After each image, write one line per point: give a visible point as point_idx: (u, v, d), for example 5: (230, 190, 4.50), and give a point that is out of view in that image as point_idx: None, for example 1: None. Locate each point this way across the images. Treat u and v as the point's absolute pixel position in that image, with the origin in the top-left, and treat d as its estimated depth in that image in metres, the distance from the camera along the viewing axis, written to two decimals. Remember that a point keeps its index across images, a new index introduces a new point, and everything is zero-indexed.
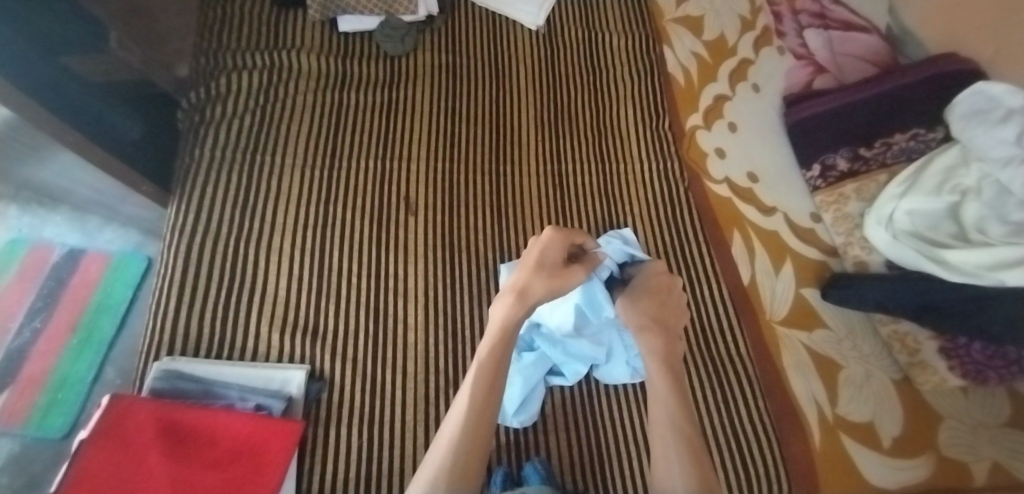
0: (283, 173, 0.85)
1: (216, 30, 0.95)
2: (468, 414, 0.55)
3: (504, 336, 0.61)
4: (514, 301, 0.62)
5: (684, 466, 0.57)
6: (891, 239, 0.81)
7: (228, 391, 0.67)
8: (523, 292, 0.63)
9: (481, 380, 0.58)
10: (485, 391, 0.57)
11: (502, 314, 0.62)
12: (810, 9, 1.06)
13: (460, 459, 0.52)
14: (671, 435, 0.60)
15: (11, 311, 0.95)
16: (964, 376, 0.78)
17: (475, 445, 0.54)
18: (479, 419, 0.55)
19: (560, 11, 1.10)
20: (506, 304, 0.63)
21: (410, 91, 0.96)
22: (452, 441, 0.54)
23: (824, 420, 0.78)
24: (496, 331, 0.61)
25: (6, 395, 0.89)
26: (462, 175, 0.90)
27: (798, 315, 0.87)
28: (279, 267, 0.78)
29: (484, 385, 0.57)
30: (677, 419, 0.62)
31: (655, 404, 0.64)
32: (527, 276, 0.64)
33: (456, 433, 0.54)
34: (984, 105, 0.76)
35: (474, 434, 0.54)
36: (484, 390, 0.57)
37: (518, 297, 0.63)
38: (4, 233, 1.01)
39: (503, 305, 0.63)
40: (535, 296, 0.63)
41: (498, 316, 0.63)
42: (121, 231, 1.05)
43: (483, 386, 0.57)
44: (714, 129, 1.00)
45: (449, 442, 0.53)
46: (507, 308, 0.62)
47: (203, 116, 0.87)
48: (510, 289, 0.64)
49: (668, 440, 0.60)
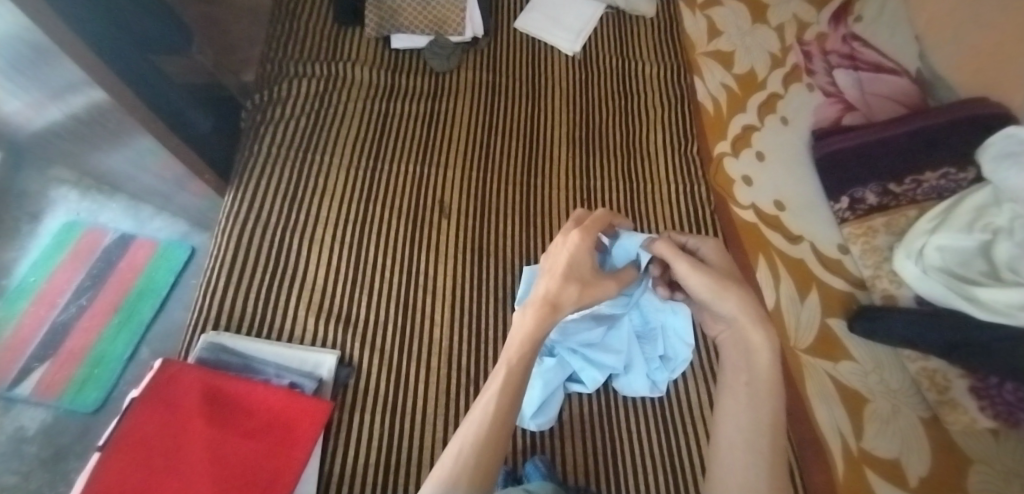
0: (329, 171, 0.91)
1: (282, 42, 1.04)
2: (493, 410, 0.51)
3: (529, 343, 0.56)
4: (550, 314, 0.58)
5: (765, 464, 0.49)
6: (922, 274, 0.81)
7: (266, 367, 0.72)
8: (556, 303, 0.58)
9: (509, 381, 0.53)
10: (512, 391, 0.53)
11: (530, 324, 0.57)
12: (840, 51, 1.10)
13: (482, 458, 0.48)
14: (751, 435, 0.51)
15: (61, 288, 1.02)
16: (995, 417, 0.75)
17: (496, 449, 0.49)
18: (503, 415, 0.51)
19: (597, 39, 1.16)
20: (537, 314, 0.58)
21: (452, 104, 1.02)
22: (480, 432, 0.50)
23: (848, 453, 0.77)
24: (528, 339, 0.56)
25: (47, 366, 0.95)
26: (495, 184, 0.94)
27: (824, 344, 0.87)
28: (317, 258, 0.82)
29: (513, 384, 0.53)
30: (757, 419, 0.52)
31: (735, 398, 0.55)
32: (559, 288, 0.59)
33: (481, 429, 0.50)
34: (1016, 148, 0.77)
35: (497, 432, 0.50)
36: (514, 386, 0.53)
37: (551, 307, 0.58)
38: (63, 216, 1.10)
39: (532, 314, 0.58)
40: (566, 308, 0.59)
41: (526, 325, 0.57)
42: (170, 221, 1.12)
43: (510, 384, 0.53)
44: (742, 156, 1.03)
45: (475, 437, 0.49)
46: (539, 318, 0.57)
47: (264, 116, 0.94)
48: (540, 299, 0.59)
49: (750, 439, 0.51)
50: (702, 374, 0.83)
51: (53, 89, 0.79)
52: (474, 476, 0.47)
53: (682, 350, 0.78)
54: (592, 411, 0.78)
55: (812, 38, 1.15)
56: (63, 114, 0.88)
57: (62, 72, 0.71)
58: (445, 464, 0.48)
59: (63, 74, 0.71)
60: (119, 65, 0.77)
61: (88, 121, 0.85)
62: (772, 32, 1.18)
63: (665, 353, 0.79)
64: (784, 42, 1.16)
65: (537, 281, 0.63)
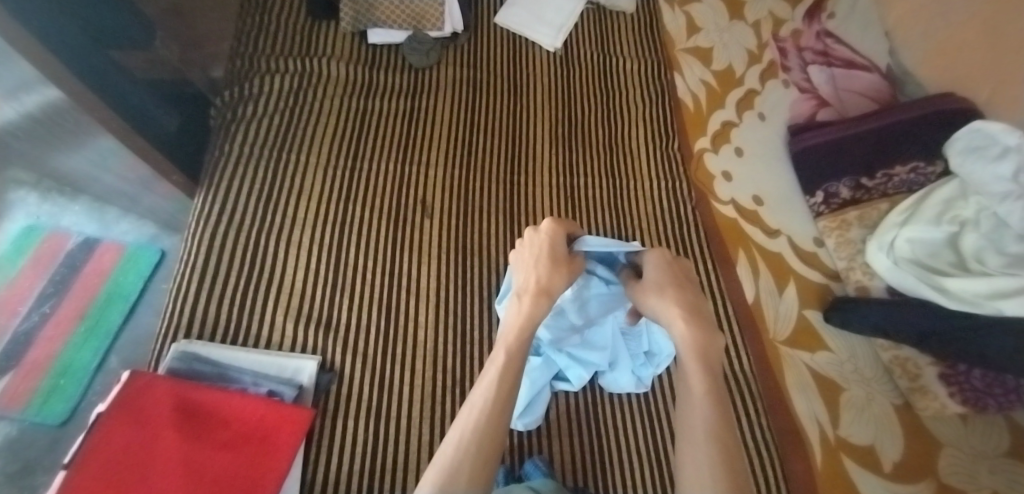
0: (306, 170, 0.88)
1: (253, 35, 1.01)
2: (488, 408, 0.53)
3: (527, 327, 0.60)
4: (545, 300, 0.62)
5: (712, 457, 0.51)
6: (892, 266, 0.84)
7: (243, 376, 0.69)
8: (545, 288, 0.63)
9: (504, 376, 0.55)
10: (507, 386, 0.55)
11: (528, 310, 0.61)
12: (813, 48, 1.12)
13: (483, 446, 0.50)
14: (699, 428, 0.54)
15: (22, 295, 0.97)
16: (964, 403, 0.77)
17: (495, 441, 0.51)
18: (498, 413, 0.53)
19: (577, 35, 1.15)
20: (532, 301, 0.61)
21: (432, 101, 1.01)
22: (476, 428, 0.51)
23: (825, 441, 0.79)
24: (525, 324, 0.60)
25: (9, 378, 0.90)
26: (478, 182, 0.93)
27: (801, 336, 0.88)
28: (297, 259, 0.80)
29: (510, 376, 0.55)
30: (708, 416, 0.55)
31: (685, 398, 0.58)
32: (547, 275, 0.64)
33: (478, 423, 0.51)
34: (981, 142, 0.79)
35: (496, 422, 0.52)
36: (510, 378, 0.55)
37: (544, 295, 0.62)
38: (22, 219, 1.05)
39: (525, 301, 0.62)
40: (557, 291, 0.63)
41: (523, 312, 0.61)
42: (137, 223, 1.07)
43: (506, 379, 0.55)
44: (721, 152, 1.04)
45: (477, 422, 0.51)
46: (534, 304, 0.61)
47: (236, 113, 0.91)
48: (529, 287, 0.63)
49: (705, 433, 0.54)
50: None
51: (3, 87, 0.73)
52: (473, 473, 0.48)
53: (666, 346, 0.77)
54: (579, 407, 0.79)
55: (788, 34, 1.17)
56: (16, 114, 0.82)
57: (12, 69, 0.66)
58: (446, 455, 0.50)
59: (14, 72, 0.67)
60: (74, 62, 0.73)
61: (45, 120, 0.80)
62: (748, 28, 1.19)
63: (649, 349, 0.78)
64: (760, 40, 1.18)
65: (521, 271, 0.66)
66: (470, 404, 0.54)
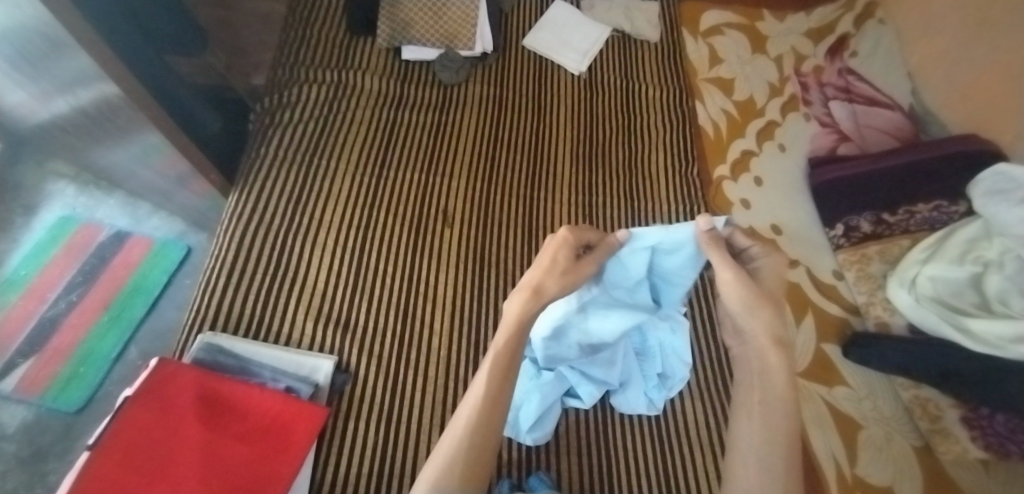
0: (334, 176, 0.91)
1: (294, 47, 1.06)
2: (477, 415, 0.52)
3: (516, 334, 0.57)
4: (532, 300, 0.58)
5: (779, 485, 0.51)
6: (914, 303, 0.83)
7: (262, 371, 0.71)
8: (538, 290, 0.58)
9: (492, 381, 0.54)
10: (496, 392, 0.54)
11: (515, 312, 0.57)
12: (835, 84, 1.13)
13: (475, 449, 0.50)
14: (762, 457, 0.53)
15: (52, 283, 1.01)
16: (986, 448, 0.74)
17: (485, 438, 0.51)
18: (486, 424, 0.52)
19: (602, 59, 1.18)
20: (520, 299, 0.58)
21: (458, 117, 1.04)
22: (469, 422, 0.52)
23: (843, 479, 0.76)
24: (514, 329, 0.57)
25: (32, 363, 0.93)
26: (498, 196, 0.95)
27: (821, 369, 0.87)
28: (319, 260, 0.82)
29: (496, 386, 0.54)
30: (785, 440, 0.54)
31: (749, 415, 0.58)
32: (543, 275, 0.59)
33: (472, 422, 0.52)
34: (1005, 185, 0.78)
35: (488, 424, 0.52)
36: (501, 377, 0.54)
37: (533, 293, 0.58)
38: (58, 210, 1.09)
39: (517, 300, 0.58)
40: (549, 294, 0.58)
41: (512, 313, 0.58)
42: (167, 220, 1.10)
43: (493, 387, 0.54)
44: (740, 181, 1.05)
45: (469, 420, 0.52)
46: (522, 304, 0.58)
47: (273, 119, 0.95)
48: (524, 285, 0.58)
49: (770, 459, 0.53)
50: (700, 393, 0.83)
51: (63, 81, 0.78)
52: (466, 471, 0.49)
53: (680, 369, 0.77)
54: (590, 425, 0.78)
55: (809, 70, 1.17)
56: (68, 106, 0.87)
57: (74, 65, 0.70)
58: (444, 453, 0.50)
59: (74, 66, 0.71)
60: (131, 61, 0.77)
61: (95, 115, 0.84)
62: (771, 62, 1.20)
63: (662, 371, 0.78)
64: (783, 72, 1.18)
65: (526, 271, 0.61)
66: (467, 400, 0.54)
